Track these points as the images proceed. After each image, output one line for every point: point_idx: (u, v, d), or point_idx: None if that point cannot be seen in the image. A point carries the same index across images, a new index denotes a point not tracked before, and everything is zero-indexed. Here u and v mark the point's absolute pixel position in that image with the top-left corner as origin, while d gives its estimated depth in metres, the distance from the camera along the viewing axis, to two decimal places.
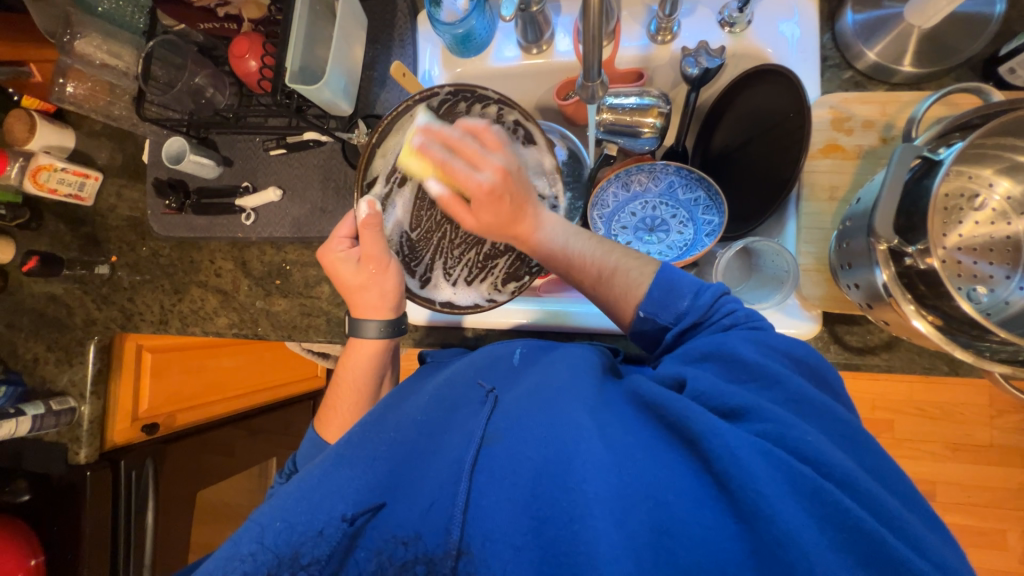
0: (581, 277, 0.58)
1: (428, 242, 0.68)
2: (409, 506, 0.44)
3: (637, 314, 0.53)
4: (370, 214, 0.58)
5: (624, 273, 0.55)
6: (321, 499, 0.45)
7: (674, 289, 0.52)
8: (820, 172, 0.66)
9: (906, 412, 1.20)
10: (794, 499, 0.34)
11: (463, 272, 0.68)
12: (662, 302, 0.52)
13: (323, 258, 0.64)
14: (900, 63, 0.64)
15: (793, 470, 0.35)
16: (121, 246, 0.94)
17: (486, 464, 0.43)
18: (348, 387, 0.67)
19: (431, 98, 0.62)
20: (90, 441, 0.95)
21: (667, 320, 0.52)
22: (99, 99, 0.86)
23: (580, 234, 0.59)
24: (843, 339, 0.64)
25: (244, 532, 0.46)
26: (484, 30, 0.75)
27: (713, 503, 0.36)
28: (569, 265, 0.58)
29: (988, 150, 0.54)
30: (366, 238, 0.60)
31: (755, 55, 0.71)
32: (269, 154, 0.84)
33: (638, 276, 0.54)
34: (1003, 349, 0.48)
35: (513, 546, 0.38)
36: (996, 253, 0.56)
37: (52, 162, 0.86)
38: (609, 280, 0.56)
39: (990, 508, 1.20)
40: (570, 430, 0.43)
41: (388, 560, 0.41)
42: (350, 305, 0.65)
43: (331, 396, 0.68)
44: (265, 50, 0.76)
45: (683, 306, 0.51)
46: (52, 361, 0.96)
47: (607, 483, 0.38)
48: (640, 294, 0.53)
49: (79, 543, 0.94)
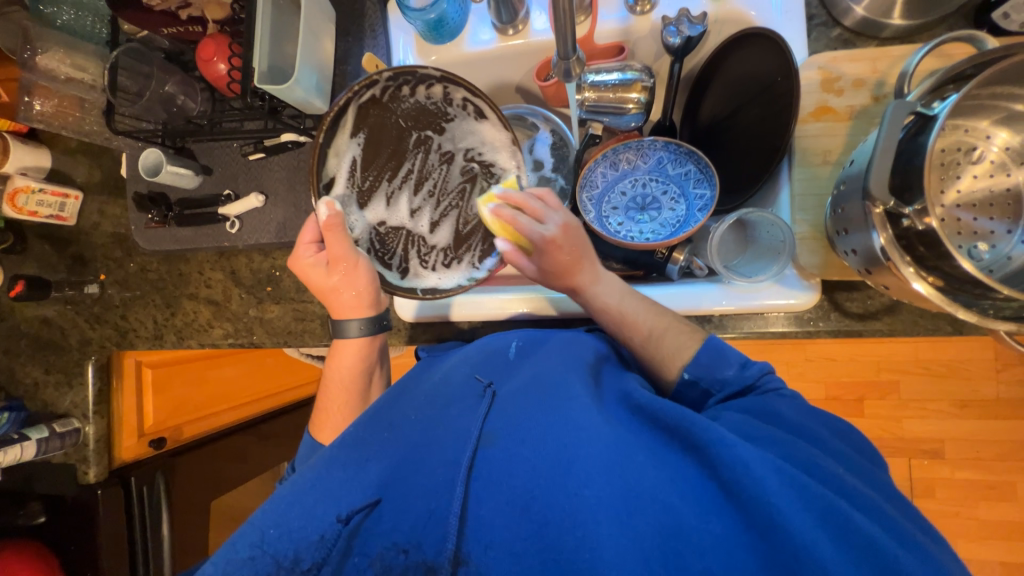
0: (630, 335, 0.59)
1: (397, 232, 0.66)
2: (405, 511, 0.43)
3: (682, 377, 0.54)
4: (331, 216, 0.57)
5: (674, 334, 0.56)
6: (316, 503, 0.46)
7: (722, 356, 0.53)
8: (811, 136, 0.64)
9: (910, 372, 1.21)
10: (800, 505, 0.34)
11: (439, 257, 0.67)
12: (708, 367, 0.52)
13: (294, 268, 0.63)
14: (890, 17, 0.61)
15: (800, 482, 0.36)
16: (108, 264, 0.93)
17: (483, 467, 0.43)
18: (341, 388, 0.66)
19: (371, 86, 0.58)
20: (98, 459, 0.95)
21: (711, 385, 0.52)
22: (69, 115, 0.83)
23: (635, 294, 0.61)
24: (843, 307, 0.63)
25: (241, 533, 0.46)
26: (457, 13, 0.72)
27: (719, 509, 0.37)
28: (621, 320, 0.59)
29: (984, 101, 0.52)
30: (330, 240, 0.58)
31: (739, 19, 0.68)
32: (248, 159, 0.82)
33: (683, 341, 0.55)
34: (1006, 306, 0.46)
35: (512, 552, 0.37)
36: (996, 207, 0.54)
37: (27, 183, 0.85)
38: (654, 348, 0.56)
39: (999, 462, 1.20)
40: (571, 431, 0.42)
41: (387, 568, 0.41)
42: (328, 307, 0.64)
43: (322, 397, 0.68)
44: (232, 51, 0.73)
45: (728, 375, 0.51)
46: (52, 384, 0.95)
47: (608, 487, 0.38)
48: (684, 360, 0.54)
49: (99, 559, 0.95)
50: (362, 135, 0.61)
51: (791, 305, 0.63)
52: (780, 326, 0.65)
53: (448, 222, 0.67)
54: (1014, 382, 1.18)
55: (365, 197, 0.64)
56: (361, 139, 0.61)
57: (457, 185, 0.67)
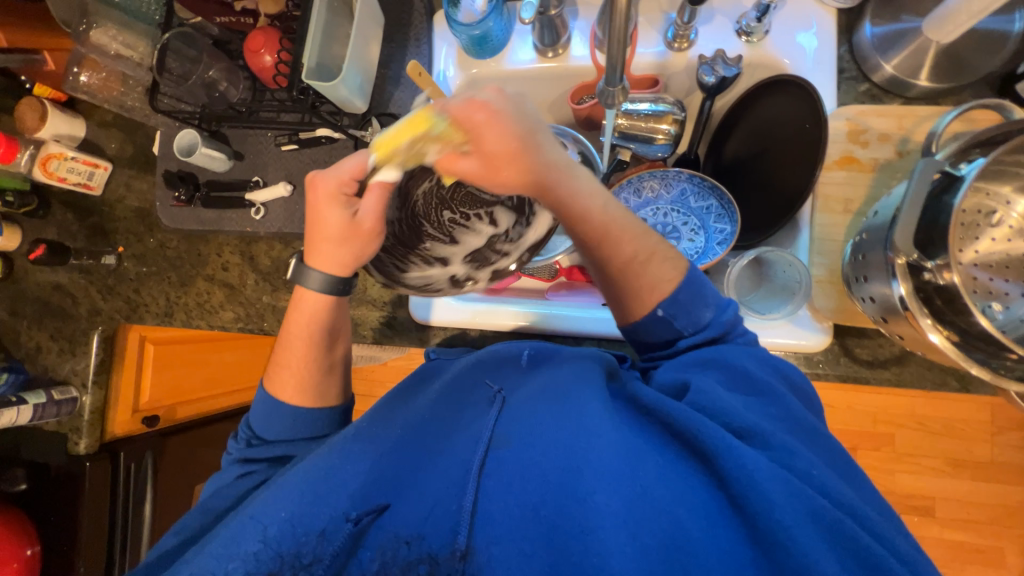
0: (613, 256, 0.52)
1: (476, 247, 0.65)
2: (413, 505, 0.44)
3: (654, 313, 0.52)
4: (387, 177, 0.52)
5: (659, 261, 0.52)
6: (326, 492, 0.45)
7: (700, 296, 0.51)
8: (834, 184, 0.66)
9: (907, 426, 1.21)
10: (809, 523, 0.35)
11: (516, 228, 0.65)
12: (686, 306, 0.51)
13: (317, 186, 0.54)
14: (917, 77, 0.64)
15: (813, 501, 0.36)
16: (128, 237, 0.94)
17: (493, 468, 0.43)
18: (301, 342, 0.59)
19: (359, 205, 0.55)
20: (90, 431, 0.94)
21: (686, 326, 0.51)
22: (112, 89, 0.86)
23: (615, 201, 0.53)
24: (853, 352, 0.64)
25: (239, 525, 0.44)
26: (501, 32, 0.75)
27: (724, 523, 0.37)
28: (608, 234, 0.52)
29: (1007, 168, 0.54)
30: (374, 196, 0.53)
31: (772, 65, 0.70)
32: (280, 150, 0.84)
33: (666, 272, 0.52)
34: (1017, 367, 0.48)
35: (519, 551, 0.38)
36: (1012, 270, 0.55)
37: (62, 151, 0.86)
38: (636, 274, 0.52)
39: (990, 526, 1.20)
40: (585, 437, 0.42)
41: (391, 560, 0.41)
42: (309, 247, 0.56)
43: (280, 352, 0.60)
44: (282, 45, 0.76)
45: (707, 318, 0.51)
46: (55, 350, 0.95)
47: (617, 495, 0.38)
48: (667, 292, 0.51)
49: (76, 534, 0.94)
50: (395, 229, 0.60)
51: (801, 345, 0.64)
52: (789, 366, 0.65)
53: (506, 207, 0.65)
54: (1009, 446, 1.18)
55: (440, 257, 0.64)
56: (391, 233, 0.60)
57: (486, 188, 0.64)
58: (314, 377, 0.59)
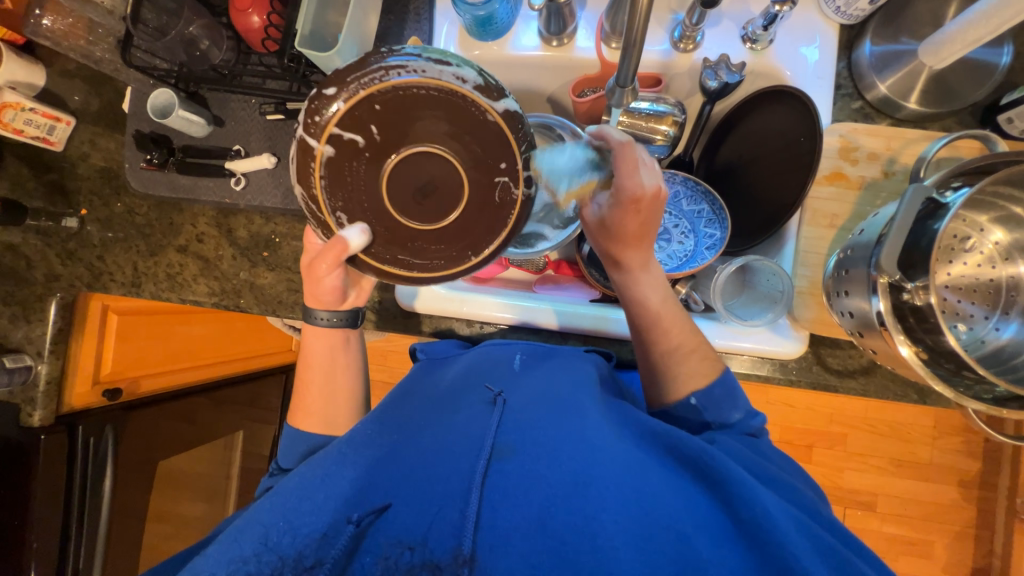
0: (656, 342, 0.58)
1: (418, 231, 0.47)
2: (413, 511, 0.43)
3: (687, 400, 0.55)
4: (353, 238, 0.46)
5: (701, 356, 0.57)
6: (323, 498, 0.45)
7: (733, 398, 0.54)
8: (822, 200, 0.68)
9: (859, 428, 1.29)
10: (813, 553, 0.37)
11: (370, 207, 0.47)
12: (718, 403, 0.54)
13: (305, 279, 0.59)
14: (908, 99, 0.66)
15: (809, 530, 0.39)
16: (92, 199, 0.88)
17: (498, 478, 0.43)
18: (319, 381, 0.64)
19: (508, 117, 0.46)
20: (46, 403, 0.88)
21: (714, 420, 0.54)
22: (78, 37, 0.78)
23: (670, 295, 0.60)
24: (825, 361, 0.67)
25: (236, 532, 0.44)
26: (506, 15, 0.72)
27: (730, 544, 0.38)
28: (657, 323, 0.58)
29: (988, 197, 0.57)
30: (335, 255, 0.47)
31: (773, 75, 0.71)
32: (265, 118, 0.79)
33: (704, 369, 0.56)
34: (977, 385, 0.51)
35: (528, 564, 0.38)
36: (978, 294, 0.59)
37: (19, 100, 0.79)
38: (672, 364, 0.57)
39: (924, 522, 1.30)
40: (590, 452, 0.43)
41: (394, 564, 0.40)
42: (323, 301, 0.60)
43: (300, 384, 0.66)
44: (273, 7, 0.72)
45: (736, 418, 0.54)
46: (6, 316, 0.88)
47: (625, 512, 0.39)
48: (704, 383, 0.55)
49: (25, 511, 0.88)
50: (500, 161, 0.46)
51: (778, 352, 0.66)
52: (764, 371, 0.68)
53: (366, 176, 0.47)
54: (947, 449, 1.28)
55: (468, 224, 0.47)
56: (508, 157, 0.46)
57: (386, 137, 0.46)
58: (331, 402, 0.65)
